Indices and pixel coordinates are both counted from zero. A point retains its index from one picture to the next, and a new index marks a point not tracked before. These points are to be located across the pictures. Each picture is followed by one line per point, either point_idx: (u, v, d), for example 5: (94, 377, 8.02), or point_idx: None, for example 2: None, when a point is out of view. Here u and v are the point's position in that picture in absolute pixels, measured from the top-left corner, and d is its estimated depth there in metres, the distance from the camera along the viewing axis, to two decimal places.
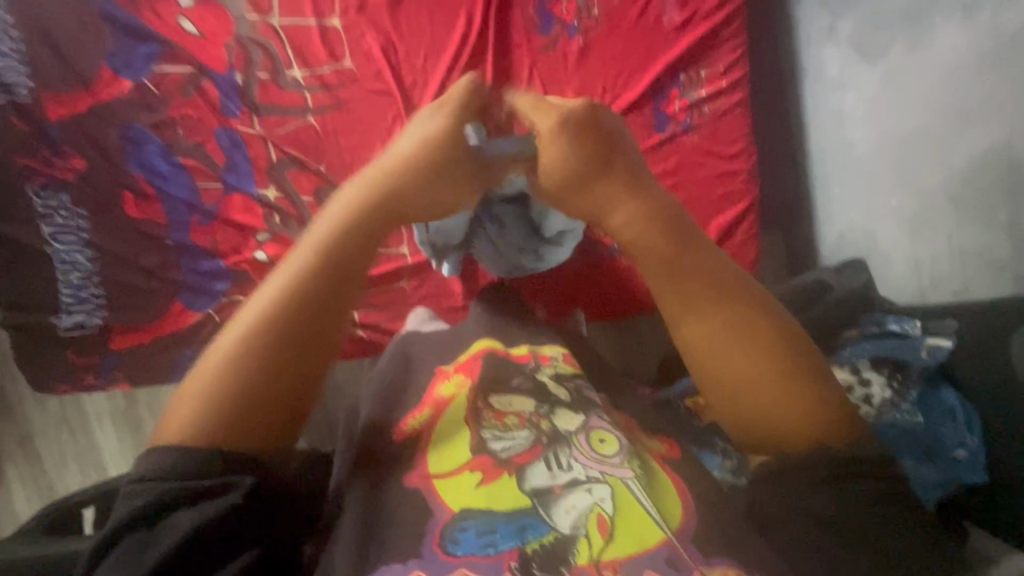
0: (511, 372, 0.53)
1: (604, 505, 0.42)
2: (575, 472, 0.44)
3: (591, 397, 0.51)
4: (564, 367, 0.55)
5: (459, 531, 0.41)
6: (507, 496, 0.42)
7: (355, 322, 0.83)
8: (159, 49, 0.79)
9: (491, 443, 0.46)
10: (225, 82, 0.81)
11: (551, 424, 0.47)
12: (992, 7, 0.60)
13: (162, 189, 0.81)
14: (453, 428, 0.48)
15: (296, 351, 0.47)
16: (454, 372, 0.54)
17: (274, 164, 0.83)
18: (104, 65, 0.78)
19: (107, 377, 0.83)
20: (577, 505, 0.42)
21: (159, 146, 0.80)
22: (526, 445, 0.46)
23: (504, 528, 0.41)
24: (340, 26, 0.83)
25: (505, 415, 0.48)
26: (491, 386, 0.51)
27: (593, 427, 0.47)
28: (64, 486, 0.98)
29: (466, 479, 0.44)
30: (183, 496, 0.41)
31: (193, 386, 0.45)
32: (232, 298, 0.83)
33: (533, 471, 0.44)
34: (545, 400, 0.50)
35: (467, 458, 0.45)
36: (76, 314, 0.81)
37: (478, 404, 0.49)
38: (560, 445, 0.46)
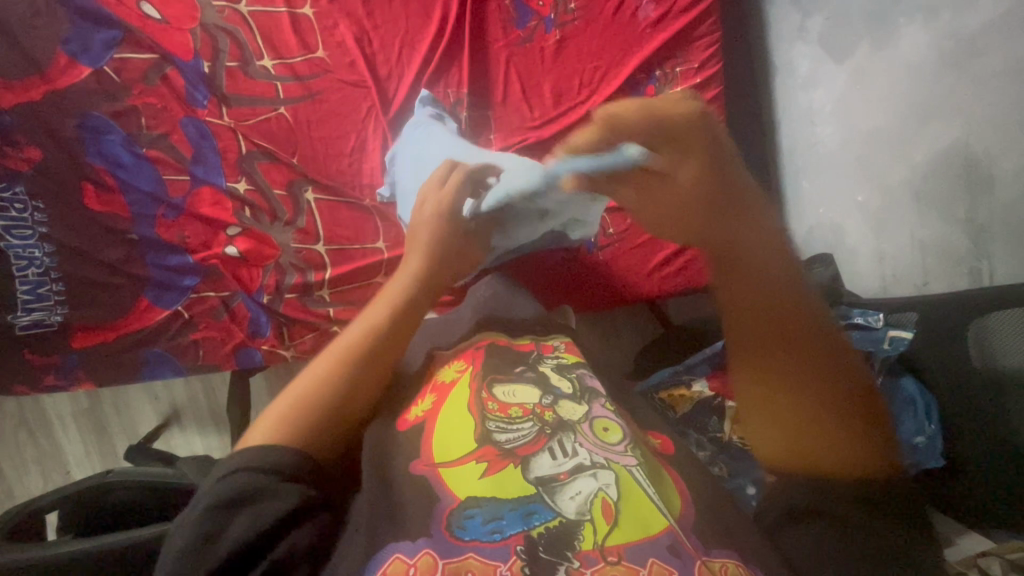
0: (516, 363, 0.53)
1: (609, 490, 0.42)
2: (580, 457, 0.45)
3: (593, 385, 0.52)
4: (567, 359, 0.55)
5: (466, 518, 0.41)
6: (514, 486, 0.43)
7: (330, 318, 0.83)
8: (120, 34, 0.76)
9: (496, 434, 0.46)
10: (191, 70, 0.78)
11: (555, 414, 0.48)
12: (952, 9, 0.63)
13: (125, 180, 0.78)
14: (457, 418, 0.48)
15: (360, 375, 0.51)
16: (453, 359, 0.55)
17: (244, 156, 0.80)
18: (60, 50, 0.75)
19: (68, 377, 0.80)
20: (581, 491, 0.42)
21: (121, 136, 0.77)
22: (530, 436, 0.46)
23: (510, 515, 0.41)
24: (312, 15, 0.81)
25: (510, 406, 0.49)
26: (494, 375, 0.52)
27: (596, 416, 0.49)
28: (24, 489, 0.95)
29: (472, 469, 0.44)
30: (250, 494, 0.42)
31: (278, 403, 0.49)
32: (202, 294, 0.81)
33: (538, 461, 0.44)
34: (548, 391, 0.50)
35: (472, 447, 0.46)
36: (34, 311, 0.78)
37: (483, 395, 0.50)
38: (566, 432, 0.47)
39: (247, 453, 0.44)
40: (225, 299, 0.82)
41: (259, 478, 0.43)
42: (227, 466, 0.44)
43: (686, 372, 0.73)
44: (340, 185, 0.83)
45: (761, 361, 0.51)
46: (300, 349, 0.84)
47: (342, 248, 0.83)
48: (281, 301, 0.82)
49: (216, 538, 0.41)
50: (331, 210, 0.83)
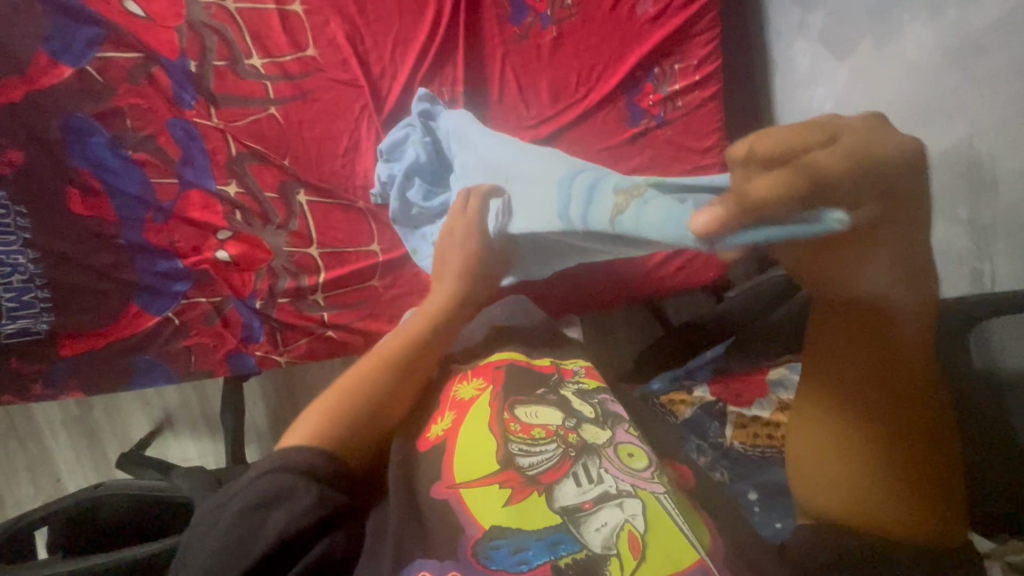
0: (537, 385, 0.53)
1: (635, 522, 0.42)
2: (606, 485, 0.44)
3: (616, 411, 0.52)
4: (586, 383, 0.55)
5: (492, 548, 0.41)
6: (539, 516, 0.42)
7: (324, 322, 0.82)
8: (103, 32, 0.73)
9: (520, 458, 0.46)
10: (178, 70, 0.76)
11: (579, 437, 0.48)
12: (958, 5, 0.62)
13: (112, 184, 0.76)
14: (479, 439, 0.47)
15: (399, 373, 0.54)
16: (472, 375, 0.54)
17: (234, 158, 0.78)
18: (40, 50, 0.72)
19: (57, 386, 0.78)
20: (607, 522, 0.42)
21: (106, 138, 0.75)
22: (554, 461, 0.46)
23: (536, 545, 0.41)
24: (302, 12, 0.79)
25: (532, 428, 0.48)
26: (517, 396, 0.51)
27: (620, 441, 0.49)
28: (14, 497, 0.93)
29: (496, 494, 0.44)
30: (281, 497, 0.42)
31: (324, 399, 0.51)
32: (193, 300, 0.79)
33: (562, 489, 0.44)
34: (571, 413, 0.50)
35: (495, 470, 0.45)
36: (19, 319, 0.75)
37: (505, 417, 0.49)
38: (590, 457, 0.46)
39: (285, 452, 0.45)
40: (217, 304, 0.80)
41: (294, 477, 0.43)
42: (262, 465, 0.45)
43: (686, 377, 0.73)
44: (333, 187, 0.81)
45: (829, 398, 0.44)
46: (294, 354, 0.82)
47: (336, 251, 0.82)
48: (274, 306, 0.81)
49: (248, 541, 0.41)
50: (325, 213, 0.81)
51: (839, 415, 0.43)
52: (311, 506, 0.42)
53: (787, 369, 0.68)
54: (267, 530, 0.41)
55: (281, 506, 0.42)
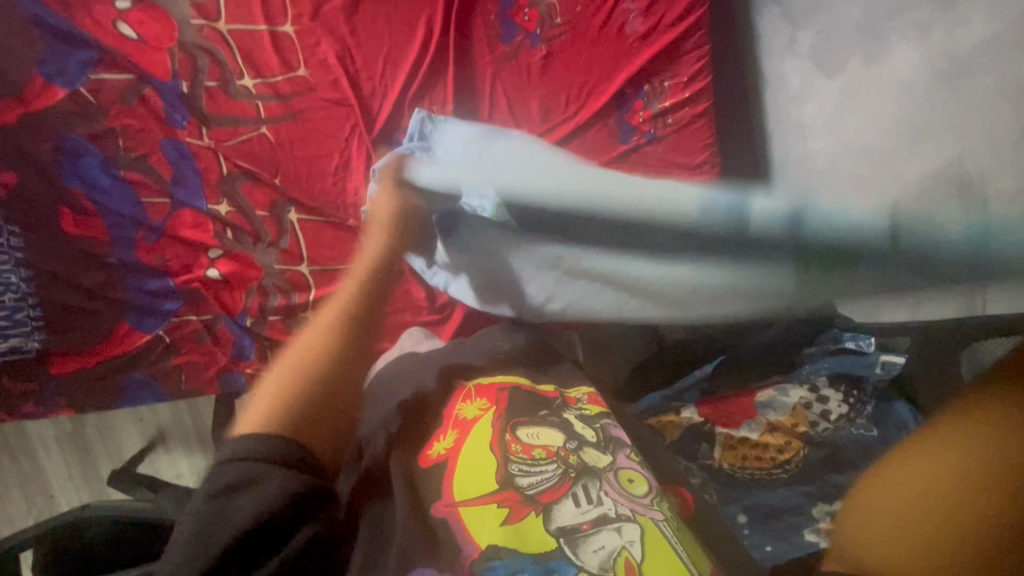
0: (539, 407, 0.53)
1: (632, 548, 0.42)
2: (605, 508, 0.45)
3: (619, 436, 0.52)
4: (590, 409, 0.55)
5: (488, 569, 0.41)
6: (536, 538, 0.43)
7: None
8: (96, 55, 0.74)
9: (519, 478, 0.46)
10: (170, 91, 0.76)
11: (580, 459, 0.48)
12: (942, 29, 0.65)
13: (103, 204, 0.76)
14: (480, 459, 0.48)
15: (342, 346, 0.51)
16: (476, 395, 0.54)
17: (225, 178, 0.79)
18: (34, 72, 0.73)
19: (48, 404, 0.78)
20: (605, 546, 0.42)
21: (99, 159, 0.76)
22: (554, 481, 0.46)
23: (530, 569, 0.41)
24: (293, 33, 0.80)
25: (533, 448, 0.48)
26: (520, 417, 0.51)
27: (622, 467, 0.49)
28: (6, 514, 0.93)
29: (494, 514, 0.44)
30: (250, 481, 0.40)
31: (263, 400, 0.46)
32: (184, 318, 0.80)
33: (560, 509, 0.45)
34: (573, 435, 0.50)
35: (493, 490, 0.46)
36: (11, 337, 0.76)
37: (507, 437, 0.49)
38: (590, 479, 0.47)
39: (242, 445, 0.41)
40: (207, 322, 0.80)
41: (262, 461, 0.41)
42: (228, 448, 0.42)
43: (675, 398, 0.71)
44: (323, 206, 0.81)
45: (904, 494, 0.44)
46: None
47: (326, 269, 0.81)
48: (264, 325, 0.81)
49: (217, 525, 0.38)
50: (315, 231, 0.81)
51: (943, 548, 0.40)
52: (284, 488, 0.40)
53: (777, 391, 0.70)
54: (238, 514, 0.39)
55: (250, 489, 0.40)
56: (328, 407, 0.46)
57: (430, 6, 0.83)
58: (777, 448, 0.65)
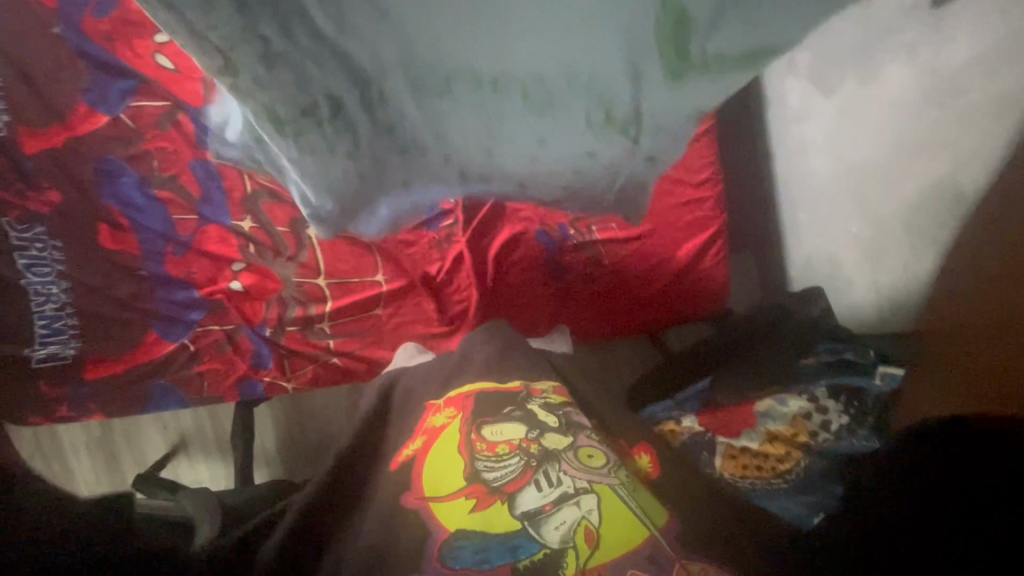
0: (504, 404, 0.62)
1: (591, 518, 0.49)
2: (564, 487, 0.52)
3: (579, 421, 0.61)
4: (553, 398, 0.63)
5: (456, 549, 0.49)
6: (501, 521, 0.50)
7: (329, 349, 0.86)
8: (135, 84, 0.80)
9: (485, 472, 0.54)
10: (200, 116, 0.80)
11: (540, 447, 0.56)
12: (931, 49, 0.63)
13: (137, 220, 0.82)
14: (447, 458, 0.57)
15: None
16: (444, 406, 0.64)
17: (249, 196, 0.83)
18: (80, 100, 0.79)
19: (80, 409, 0.83)
20: (566, 520, 0.49)
21: (134, 179, 0.81)
22: (517, 469, 0.54)
23: (497, 547, 0.48)
24: None
25: (497, 444, 0.57)
26: (483, 417, 0.60)
27: (580, 446, 0.57)
28: None
29: (462, 505, 0.52)
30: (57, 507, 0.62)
31: None
32: (207, 327, 0.84)
33: (524, 495, 0.52)
34: (534, 426, 0.58)
35: (463, 486, 0.54)
36: (50, 345, 0.81)
37: (472, 436, 0.58)
38: (551, 463, 0.54)
39: None
40: (229, 332, 0.85)
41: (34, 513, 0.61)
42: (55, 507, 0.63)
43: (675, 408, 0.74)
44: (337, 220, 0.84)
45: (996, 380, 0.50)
46: (301, 380, 0.87)
47: (342, 282, 0.86)
48: (283, 334, 0.85)
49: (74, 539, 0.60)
50: (332, 248, 0.86)
51: None
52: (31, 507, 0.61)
53: (775, 402, 0.71)
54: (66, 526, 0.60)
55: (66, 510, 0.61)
56: None
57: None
58: (776, 457, 0.67)
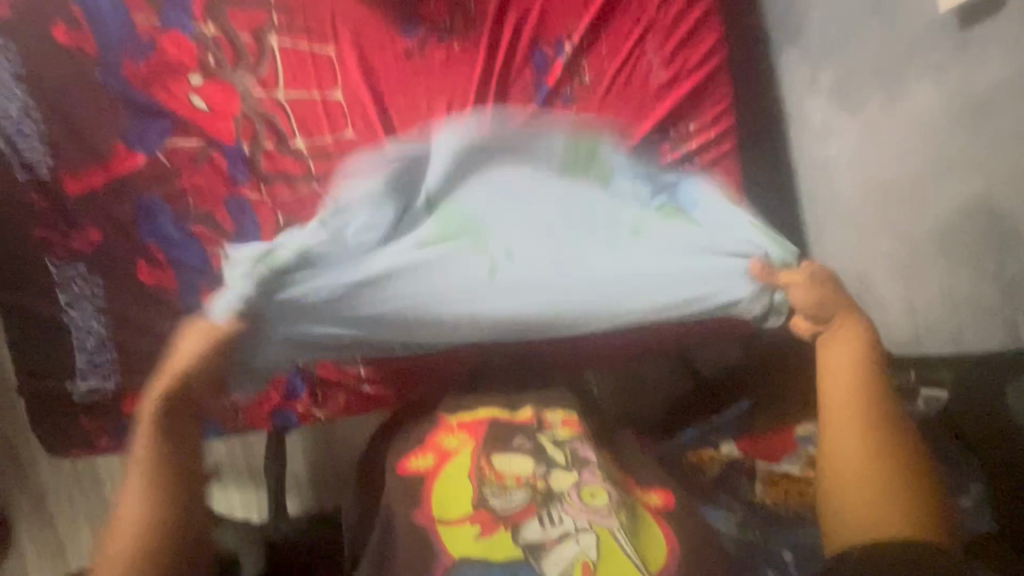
0: (516, 435, 0.69)
1: (589, 552, 0.60)
2: (566, 525, 0.61)
3: (584, 455, 0.68)
4: (562, 429, 0.70)
5: (459, 574, 0.59)
6: (503, 548, 0.60)
7: (361, 379, 0.89)
8: (171, 124, 0.81)
9: (493, 500, 0.64)
10: (233, 153, 0.82)
11: (546, 484, 0.65)
12: (960, 68, 0.67)
13: (175, 257, 0.82)
14: (457, 484, 0.65)
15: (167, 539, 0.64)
16: (457, 429, 0.71)
17: (281, 229, 0.81)
18: (119, 141, 0.80)
19: (118, 440, 0.85)
20: (565, 556, 0.60)
21: (171, 216, 0.81)
22: (523, 503, 0.63)
23: (499, 574, 0.59)
24: (342, 98, 0.85)
25: (504, 476, 0.65)
26: (494, 446, 0.68)
27: (584, 483, 0.65)
28: (74, 550, 0.93)
29: (468, 529, 0.62)
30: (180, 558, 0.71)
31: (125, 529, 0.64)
32: None
33: (528, 527, 0.62)
34: (543, 460, 0.67)
35: (469, 510, 0.63)
36: (91, 379, 0.83)
37: (482, 464, 0.66)
38: (554, 503, 0.63)
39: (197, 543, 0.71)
40: None
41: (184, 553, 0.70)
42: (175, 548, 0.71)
43: (713, 434, 0.80)
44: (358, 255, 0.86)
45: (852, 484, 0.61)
46: (331, 409, 0.90)
47: None
48: (314, 365, 0.88)
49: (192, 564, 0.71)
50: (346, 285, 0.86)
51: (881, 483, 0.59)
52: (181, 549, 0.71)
53: None
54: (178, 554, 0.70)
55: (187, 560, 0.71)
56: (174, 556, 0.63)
57: (464, 77, 0.87)
58: None
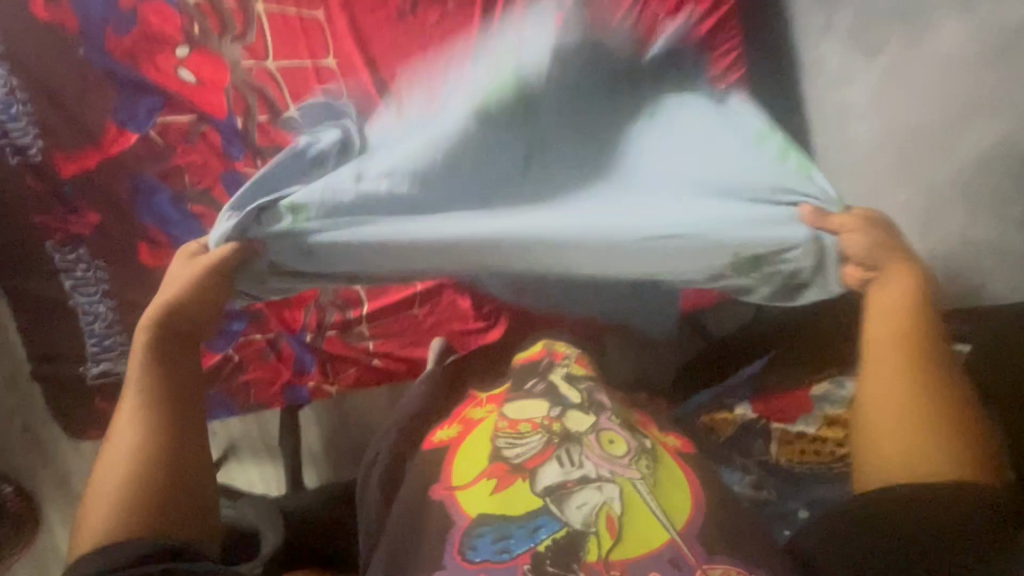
0: (526, 384, 0.67)
1: (612, 503, 0.53)
2: (586, 470, 0.55)
3: (600, 400, 0.64)
4: (574, 369, 0.69)
5: (477, 538, 0.53)
6: (523, 498, 0.54)
7: (371, 353, 0.91)
8: (161, 100, 0.77)
9: (506, 449, 0.58)
10: (227, 128, 0.78)
11: (563, 426, 0.59)
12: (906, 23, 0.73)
13: (174, 237, 0.82)
14: (477, 445, 0.60)
15: (167, 454, 0.55)
16: (483, 395, 0.69)
17: None
18: (110, 120, 0.77)
19: None
20: (588, 502, 0.53)
21: (169, 196, 0.80)
22: (540, 446, 0.58)
23: (517, 533, 0.52)
24: (336, 65, 0.78)
25: (519, 423, 0.60)
26: (510, 398, 0.65)
27: (602, 429, 0.59)
28: None
29: (484, 487, 0.56)
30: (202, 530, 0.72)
31: (105, 483, 0.53)
32: (249, 336, 0.89)
33: (545, 471, 0.56)
34: (557, 403, 0.62)
35: (486, 466, 0.58)
36: (102, 361, 0.86)
37: (499, 417, 0.62)
38: (572, 444, 0.58)
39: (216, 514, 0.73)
40: (270, 340, 0.90)
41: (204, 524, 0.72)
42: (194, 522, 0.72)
43: (726, 396, 0.80)
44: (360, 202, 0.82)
45: (882, 418, 0.58)
46: (342, 382, 0.93)
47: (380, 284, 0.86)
48: (322, 339, 0.90)
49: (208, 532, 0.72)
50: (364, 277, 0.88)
51: (920, 431, 0.56)
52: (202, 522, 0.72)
53: (832, 385, 0.77)
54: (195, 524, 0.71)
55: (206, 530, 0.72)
56: (155, 492, 0.53)
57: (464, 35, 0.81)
58: (835, 441, 0.73)
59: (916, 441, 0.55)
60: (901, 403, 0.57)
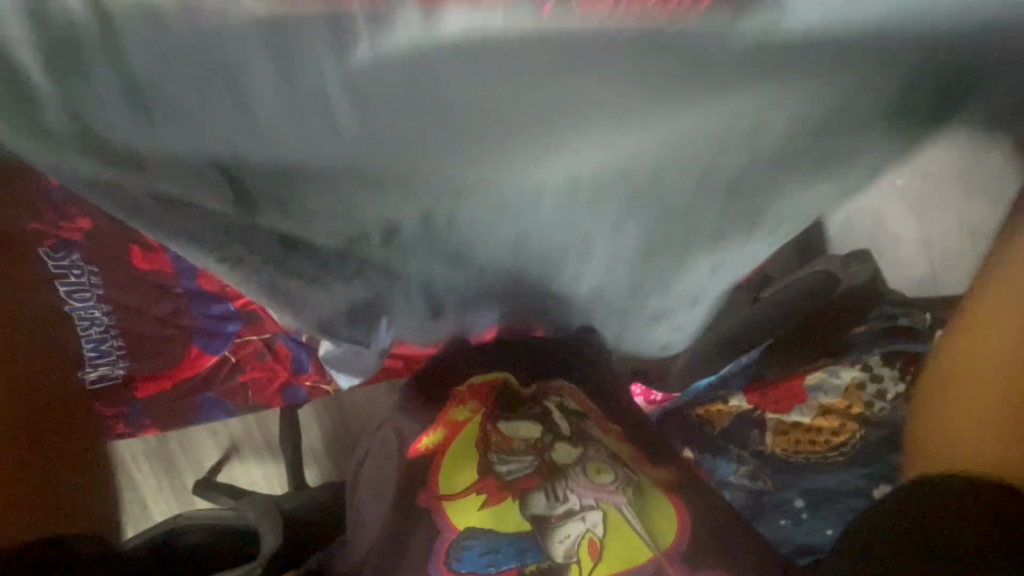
0: (519, 403, 0.77)
1: (595, 530, 0.64)
2: (571, 503, 0.65)
3: (588, 431, 0.74)
4: (571, 402, 0.78)
5: (463, 550, 0.64)
6: (511, 521, 0.65)
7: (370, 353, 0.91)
8: None
9: (498, 465, 0.70)
10: None
11: (552, 455, 0.70)
12: None
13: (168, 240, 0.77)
14: (465, 455, 0.71)
15: None
16: (467, 398, 0.77)
17: None
18: None
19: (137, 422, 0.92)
20: (570, 534, 0.64)
21: None
22: (528, 469, 0.69)
23: (503, 550, 0.63)
24: None
25: (513, 441, 0.72)
26: (504, 412, 0.75)
27: (590, 460, 0.69)
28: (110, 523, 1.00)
29: (472, 501, 0.67)
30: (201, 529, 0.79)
31: None
32: (245, 338, 0.89)
33: (534, 500, 0.66)
34: (549, 427, 0.73)
35: (474, 480, 0.69)
36: (100, 366, 0.85)
37: (489, 429, 0.73)
38: (558, 479, 0.68)
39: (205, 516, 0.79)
40: (267, 341, 0.90)
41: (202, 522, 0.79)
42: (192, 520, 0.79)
43: (721, 388, 0.84)
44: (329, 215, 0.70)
45: (966, 381, 0.62)
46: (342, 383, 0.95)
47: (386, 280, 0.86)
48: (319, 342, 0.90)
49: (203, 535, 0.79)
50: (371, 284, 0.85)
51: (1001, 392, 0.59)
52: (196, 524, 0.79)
53: (827, 374, 0.82)
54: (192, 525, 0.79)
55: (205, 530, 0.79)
56: None
57: None
58: (829, 431, 0.80)
59: (994, 428, 0.59)
60: (990, 366, 0.60)
